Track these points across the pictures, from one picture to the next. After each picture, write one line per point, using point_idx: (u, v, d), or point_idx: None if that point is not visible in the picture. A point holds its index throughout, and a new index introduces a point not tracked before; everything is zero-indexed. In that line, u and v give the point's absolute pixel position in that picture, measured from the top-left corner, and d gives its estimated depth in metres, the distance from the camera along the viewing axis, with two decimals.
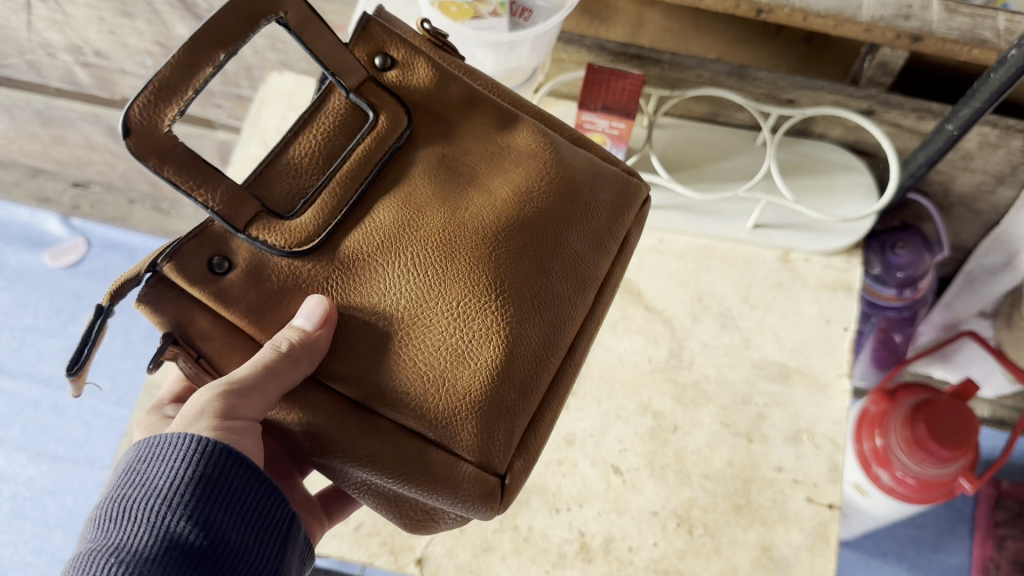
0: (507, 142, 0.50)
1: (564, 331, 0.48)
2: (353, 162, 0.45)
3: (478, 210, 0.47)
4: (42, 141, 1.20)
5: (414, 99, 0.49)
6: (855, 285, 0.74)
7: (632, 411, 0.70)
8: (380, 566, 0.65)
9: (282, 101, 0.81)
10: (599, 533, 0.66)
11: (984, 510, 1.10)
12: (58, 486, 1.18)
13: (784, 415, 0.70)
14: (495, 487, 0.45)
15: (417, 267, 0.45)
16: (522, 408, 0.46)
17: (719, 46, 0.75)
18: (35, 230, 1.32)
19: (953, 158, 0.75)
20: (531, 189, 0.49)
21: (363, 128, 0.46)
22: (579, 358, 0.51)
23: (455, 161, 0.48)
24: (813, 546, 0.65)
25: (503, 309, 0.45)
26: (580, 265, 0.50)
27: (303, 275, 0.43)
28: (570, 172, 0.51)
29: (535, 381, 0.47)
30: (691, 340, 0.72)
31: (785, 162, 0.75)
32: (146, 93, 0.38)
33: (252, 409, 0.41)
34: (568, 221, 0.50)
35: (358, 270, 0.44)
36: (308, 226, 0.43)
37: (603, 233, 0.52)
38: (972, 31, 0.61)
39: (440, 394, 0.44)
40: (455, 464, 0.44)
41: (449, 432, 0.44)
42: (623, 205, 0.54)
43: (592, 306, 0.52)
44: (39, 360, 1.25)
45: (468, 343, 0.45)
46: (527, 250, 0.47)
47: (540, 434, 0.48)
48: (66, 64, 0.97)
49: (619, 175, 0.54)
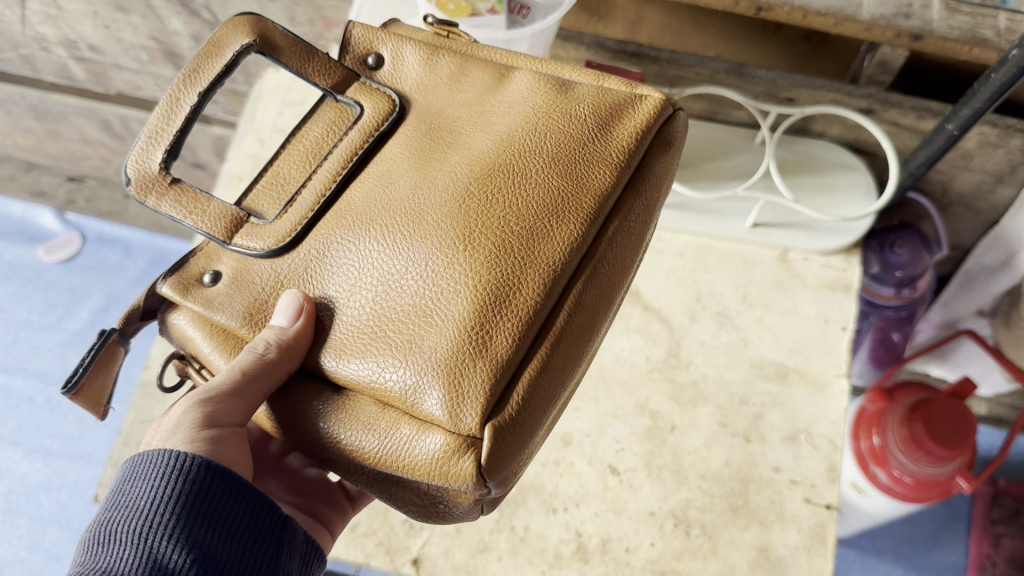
0: (496, 98, 0.48)
1: (556, 272, 0.43)
2: (341, 160, 0.48)
3: (452, 169, 0.46)
4: (36, 136, 1.19)
5: (406, 88, 0.50)
6: (853, 284, 0.73)
7: (630, 411, 0.70)
8: (376, 566, 0.65)
9: (278, 98, 0.80)
10: (596, 534, 0.65)
11: (981, 508, 1.10)
12: (53, 482, 1.17)
13: (782, 415, 0.69)
14: (473, 450, 0.40)
15: (387, 237, 0.45)
16: (504, 362, 0.41)
17: (719, 44, 0.75)
18: (29, 225, 1.31)
19: (952, 157, 0.75)
20: (510, 138, 0.46)
21: (351, 123, 0.49)
22: (589, 306, 0.44)
23: (437, 131, 0.48)
24: (811, 547, 0.65)
25: (470, 261, 0.43)
26: (575, 199, 0.44)
27: (285, 271, 0.46)
28: (564, 111, 0.47)
29: (517, 331, 0.42)
30: (689, 340, 0.72)
31: (785, 161, 0.75)
32: (140, 142, 0.47)
33: (233, 415, 0.44)
34: (555, 162, 0.45)
35: (334, 253, 0.45)
36: (289, 226, 0.46)
37: (608, 160, 0.46)
38: (972, 30, 0.60)
39: (407, 357, 0.42)
40: (427, 432, 0.41)
41: (421, 397, 0.41)
42: (639, 127, 0.47)
43: (601, 247, 0.45)
44: (33, 355, 1.25)
45: (435, 301, 0.42)
46: (503, 196, 0.44)
47: (539, 392, 0.42)
48: (61, 59, 0.96)
49: (634, 96, 0.48)
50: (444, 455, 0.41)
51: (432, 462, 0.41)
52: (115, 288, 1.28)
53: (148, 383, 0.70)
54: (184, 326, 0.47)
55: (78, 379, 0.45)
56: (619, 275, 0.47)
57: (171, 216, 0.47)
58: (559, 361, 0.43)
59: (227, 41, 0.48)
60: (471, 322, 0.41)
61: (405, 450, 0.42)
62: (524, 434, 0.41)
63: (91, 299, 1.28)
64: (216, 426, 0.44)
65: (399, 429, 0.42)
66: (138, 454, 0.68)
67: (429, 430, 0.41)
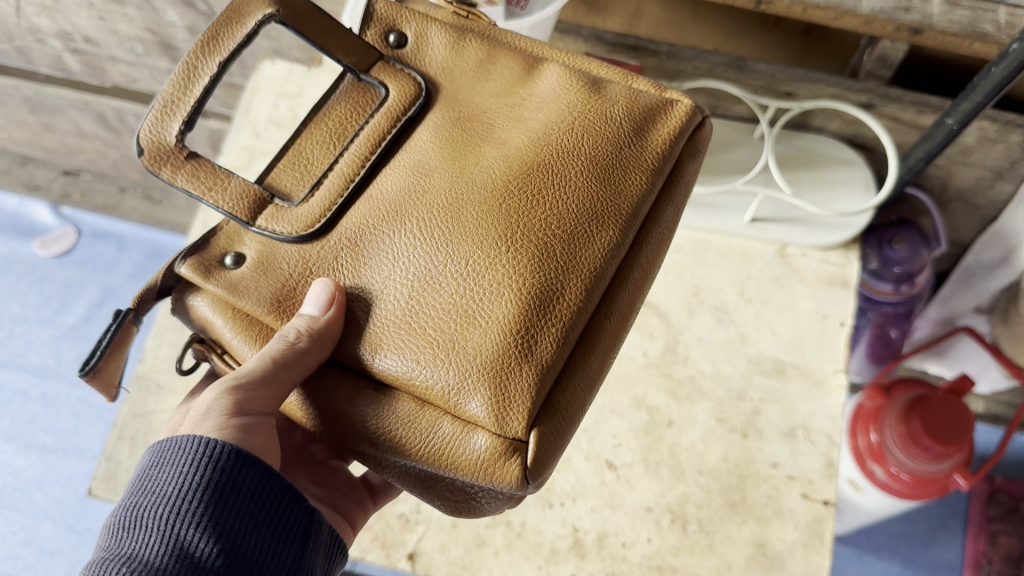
0: (527, 96, 0.49)
1: (597, 277, 0.44)
2: (368, 145, 0.47)
3: (489, 166, 0.46)
4: (31, 129, 1.18)
5: (432, 72, 0.50)
6: (851, 279, 0.73)
7: (627, 406, 0.69)
8: (371, 561, 0.65)
9: (274, 90, 0.80)
10: (593, 529, 0.65)
11: (978, 506, 1.10)
12: (47, 477, 1.17)
13: (779, 410, 0.69)
14: (519, 453, 0.41)
15: (425, 231, 0.45)
16: (549, 365, 0.42)
17: (719, 37, 0.74)
18: (24, 218, 1.31)
19: (951, 153, 0.74)
20: (547, 138, 0.47)
21: (377, 104, 0.48)
22: (623, 311, 0.46)
23: (466, 124, 0.48)
24: (809, 543, 0.65)
25: (514, 261, 0.43)
26: (613, 205, 0.46)
27: (312, 258, 0.45)
28: (598, 113, 0.48)
29: (562, 334, 0.43)
30: (687, 335, 0.72)
31: (784, 156, 0.75)
32: (154, 112, 0.45)
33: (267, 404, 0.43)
34: (594, 165, 0.46)
35: (367, 244, 0.45)
36: (318, 209, 0.45)
37: (641, 167, 0.47)
38: (973, 24, 0.60)
39: (450, 356, 0.42)
40: (470, 433, 0.42)
41: (464, 398, 0.42)
42: (670, 134, 0.49)
43: (634, 252, 0.47)
44: (28, 349, 1.24)
45: (478, 300, 0.43)
46: (544, 196, 0.45)
47: (577, 395, 0.43)
48: (55, 50, 0.95)
49: (663, 102, 0.49)
50: (490, 456, 0.41)
51: (476, 461, 0.42)
52: (111, 282, 1.27)
53: (142, 376, 0.70)
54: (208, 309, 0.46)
55: (95, 362, 0.44)
56: (648, 277, 0.49)
57: (187, 191, 0.45)
58: (594, 364, 0.44)
59: (247, 9, 0.46)
60: (518, 323, 0.42)
61: (447, 450, 0.42)
62: (563, 434, 0.43)
63: (86, 294, 1.27)
64: (247, 414, 0.43)
65: (439, 427, 0.42)
66: (133, 448, 0.67)
67: (473, 431, 0.42)
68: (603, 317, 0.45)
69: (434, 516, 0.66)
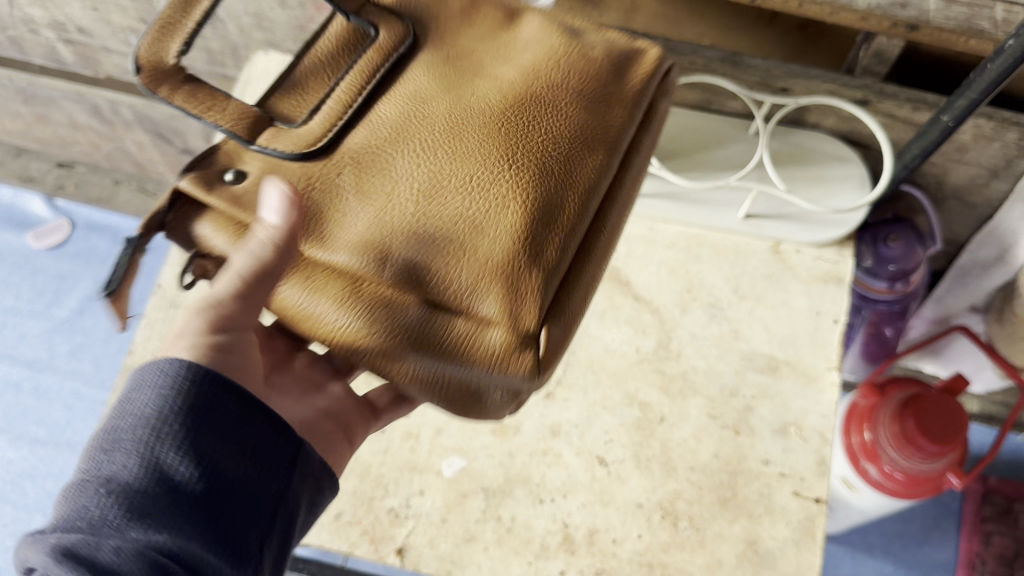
0: (511, 40, 0.53)
1: (592, 191, 0.49)
2: (361, 76, 0.50)
3: (486, 97, 0.50)
4: (25, 120, 1.18)
5: (416, 13, 0.53)
6: (846, 276, 0.73)
7: (619, 402, 0.69)
8: (360, 555, 0.64)
9: (267, 81, 0.79)
10: (583, 525, 0.65)
11: (972, 506, 1.10)
12: (39, 470, 1.16)
13: (772, 407, 0.69)
14: (530, 347, 0.45)
15: (431, 153, 0.48)
16: (552, 268, 0.46)
17: (715, 32, 0.74)
18: (18, 210, 1.31)
19: (947, 150, 0.74)
20: (539, 72, 0.51)
21: (364, 44, 0.51)
22: (613, 228, 0.51)
23: (458, 60, 0.52)
24: (800, 541, 0.64)
25: (518, 178, 0.47)
26: (601, 131, 0.50)
27: (317, 173, 0.47)
28: (581, 53, 0.53)
29: (562, 241, 0.47)
30: (680, 331, 0.71)
31: (779, 152, 0.74)
32: (152, 30, 0.46)
33: (250, 322, 0.45)
34: (581, 97, 0.51)
35: (372, 163, 0.48)
36: (318, 130, 0.48)
37: (622, 101, 0.52)
38: (969, 20, 0.60)
39: (461, 262, 0.46)
40: (483, 331, 0.45)
41: (476, 299, 0.46)
42: (644, 75, 0.54)
43: (618, 181, 0.52)
44: (21, 342, 1.24)
45: (485, 213, 0.46)
46: (541, 122, 0.49)
47: (577, 299, 0.48)
48: (49, 41, 0.95)
49: (636, 48, 0.55)
50: (503, 349, 0.45)
51: (488, 355, 0.45)
52: (104, 275, 1.27)
53: (131, 368, 0.70)
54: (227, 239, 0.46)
55: (118, 283, 0.45)
56: (629, 205, 0.53)
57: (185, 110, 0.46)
58: (588, 274, 0.49)
59: None
60: (524, 235, 0.46)
61: (460, 348, 0.45)
62: (563, 335, 0.48)
63: (80, 286, 1.27)
64: (225, 330, 0.44)
65: (452, 326, 0.46)
66: None
67: (485, 329, 0.45)
68: (596, 231, 0.50)
69: (424, 511, 0.65)
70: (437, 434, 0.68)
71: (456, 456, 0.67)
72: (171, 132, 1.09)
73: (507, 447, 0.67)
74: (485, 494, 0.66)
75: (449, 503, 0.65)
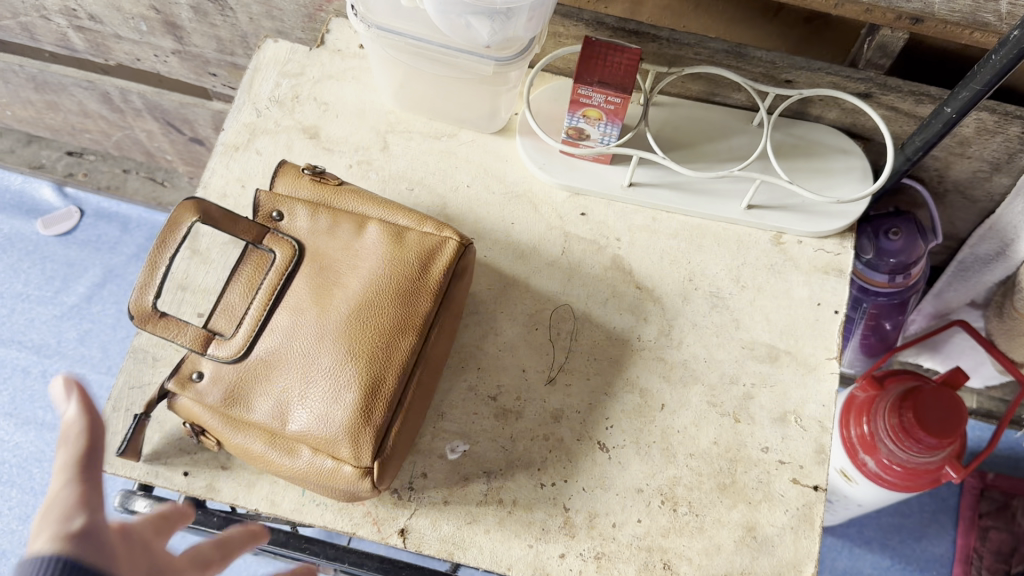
0: (358, 248, 0.63)
1: (406, 369, 0.60)
2: (265, 299, 0.62)
3: (336, 305, 0.61)
4: (35, 108, 1.18)
5: (308, 237, 0.64)
6: (847, 268, 0.74)
7: (620, 388, 0.70)
8: (363, 536, 0.65)
9: (276, 69, 0.80)
10: (583, 509, 0.65)
11: (969, 501, 1.11)
12: (46, 454, 1.17)
13: (771, 395, 0.69)
14: (371, 473, 0.59)
15: (298, 351, 0.60)
16: (383, 420, 0.59)
17: (719, 26, 0.75)
18: (28, 197, 1.32)
19: (949, 144, 0.75)
20: (373, 285, 0.61)
21: (271, 266, 0.63)
22: (430, 361, 0.62)
23: (320, 271, 0.63)
24: (798, 527, 0.65)
25: (353, 359, 0.59)
26: (415, 320, 0.61)
27: (239, 379, 0.61)
28: (405, 262, 0.62)
29: (388, 411, 0.59)
30: (681, 320, 0.72)
31: (782, 144, 0.75)
32: None
33: (103, 522, 0.42)
34: (399, 297, 0.61)
35: (260, 370, 0.61)
36: (246, 335, 0.61)
37: (434, 299, 0.62)
38: (973, 13, 0.60)
39: (322, 422, 0.58)
40: (341, 467, 0.59)
41: (335, 446, 0.58)
42: (445, 268, 0.63)
43: (435, 331, 0.62)
44: (29, 327, 1.25)
45: (334, 383, 0.59)
46: (369, 317, 0.60)
47: (403, 428, 0.60)
48: (60, 27, 0.96)
49: (439, 241, 0.63)
50: (351, 479, 0.59)
51: (333, 474, 0.59)
52: (113, 263, 1.29)
53: (138, 348, 0.70)
54: (188, 406, 0.62)
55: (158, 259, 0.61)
56: (442, 344, 0.64)
57: None
58: (412, 413, 0.61)
59: None
60: (360, 393, 0.58)
61: (328, 479, 0.60)
62: (399, 452, 0.61)
63: (88, 273, 1.29)
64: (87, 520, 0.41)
65: (324, 464, 0.59)
66: (127, 419, 0.68)
67: (343, 465, 0.59)
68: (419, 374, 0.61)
69: (425, 494, 0.66)
70: (441, 418, 0.68)
71: (459, 440, 0.68)
72: (180, 121, 1.10)
73: (509, 431, 0.68)
74: (487, 478, 0.66)
75: (451, 486, 0.66)
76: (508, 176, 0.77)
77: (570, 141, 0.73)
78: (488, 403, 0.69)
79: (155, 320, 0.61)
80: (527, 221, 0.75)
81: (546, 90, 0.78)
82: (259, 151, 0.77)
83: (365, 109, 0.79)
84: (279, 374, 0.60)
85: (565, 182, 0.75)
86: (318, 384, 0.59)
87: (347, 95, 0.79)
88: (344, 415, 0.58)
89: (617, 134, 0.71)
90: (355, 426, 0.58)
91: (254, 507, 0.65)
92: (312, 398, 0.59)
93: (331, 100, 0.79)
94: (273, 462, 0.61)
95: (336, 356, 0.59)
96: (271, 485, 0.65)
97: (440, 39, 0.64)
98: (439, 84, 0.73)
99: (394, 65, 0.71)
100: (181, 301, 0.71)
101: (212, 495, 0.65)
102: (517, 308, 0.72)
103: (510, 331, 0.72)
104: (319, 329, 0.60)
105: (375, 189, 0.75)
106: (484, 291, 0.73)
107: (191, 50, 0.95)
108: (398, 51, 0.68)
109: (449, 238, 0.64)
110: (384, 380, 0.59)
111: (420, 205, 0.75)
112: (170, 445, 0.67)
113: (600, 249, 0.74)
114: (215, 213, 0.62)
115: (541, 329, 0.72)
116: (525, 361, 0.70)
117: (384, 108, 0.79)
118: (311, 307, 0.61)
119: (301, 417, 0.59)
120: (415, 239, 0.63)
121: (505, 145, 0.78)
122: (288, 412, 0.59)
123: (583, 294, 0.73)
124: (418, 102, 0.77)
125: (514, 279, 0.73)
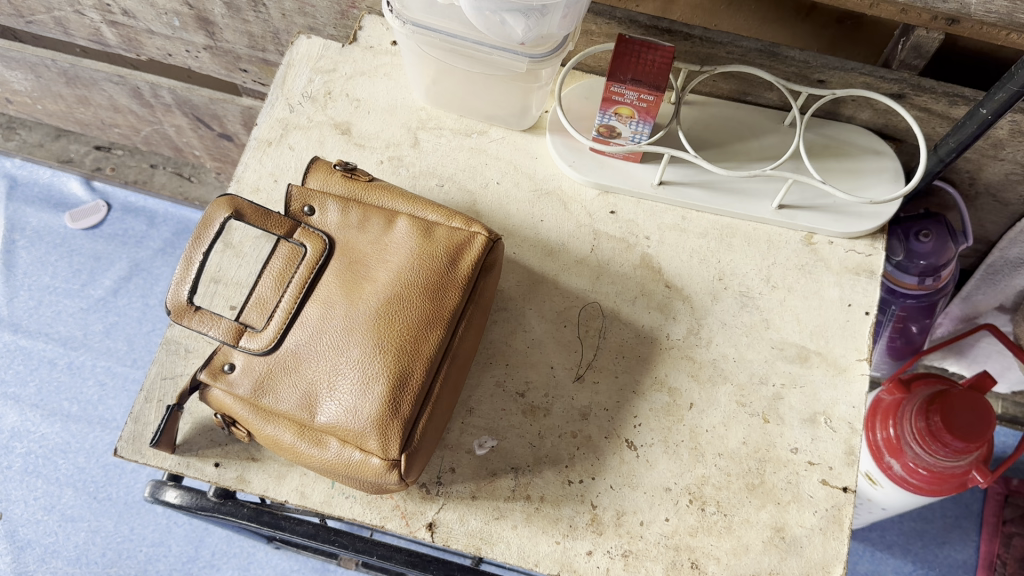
0: (388, 243, 0.64)
1: (436, 365, 0.60)
2: (297, 291, 0.62)
3: (367, 299, 0.61)
4: (66, 102, 1.19)
5: (339, 234, 0.64)
6: (877, 269, 0.74)
7: (649, 386, 0.70)
8: (391, 529, 0.65)
9: (308, 65, 0.81)
10: (611, 507, 0.65)
11: (993, 507, 1.11)
12: (71, 445, 1.18)
13: (801, 396, 0.69)
14: (399, 466, 0.59)
15: (331, 342, 0.60)
16: (412, 414, 0.59)
17: (752, 27, 0.76)
18: (57, 191, 1.36)
19: (982, 146, 0.74)
20: (401, 280, 0.61)
21: (302, 260, 0.63)
22: (460, 358, 0.62)
23: (351, 266, 0.63)
24: (827, 529, 0.65)
25: (384, 353, 0.59)
26: (442, 316, 0.61)
27: (270, 368, 0.61)
28: (432, 259, 0.62)
29: (417, 406, 0.59)
30: (711, 319, 0.72)
31: (814, 144, 0.75)
32: None
33: None
34: (428, 291, 0.61)
35: (290, 360, 0.61)
36: (275, 332, 0.61)
37: (462, 293, 0.62)
38: (1011, 14, 0.59)
39: (353, 414, 0.59)
40: (369, 460, 0.59)
41: (363, 440, 0.59)
42: (473, 263, 0.63)
43: (465, 327, 0.62)
44: (56, 320, 1.27)
45: (364, 376, 0.59)
46: (398, 309, 0.60)
47: (434, 422, 0.60)
48: (93, 22, 0.97)
49: (469, 236, 0.64)
50: (377, 471, 0.59)
51: (362, 468, 0.59)
52: (139, 257, 1.32)
53: (171, 340, 0.71)
54: (220, 397, 0.62)
55: (196, 245, 0.62)
56: (472, 341, 0.64)
57: None
58: (442, 406, 0.61)
59: None
60: (390, 385, 0.58)
61: (357, 471, 0.60)
62: (428, 444, 0.61)
63: (114, 267, 1.31)
64: None
65: (352, 456, 0.59)
66: (160, 410, 0.68)
67: (370, 458, 0.59)
68: (449, 370, 0.61)
69: (453, 489, 0.66)
70: (468, 414, 0.68)
71: (487, 436, 0.68)
72: (210, 117, 1.11)
73: (537, 428, 0.68)
74: (515, 474, 0.66)
75: (478, 480, 0.66)
76: (537, 173, 0.77)
77: (601, 140, 0.73)
78: (516, 400, 0.69)
79: (189, 315, 0.62)
80: (556, 219, 0.75)
81: (577, 88, 0.78)
82: (291, 147, 0.77)
83: (397, 105, 0.79)
84: (308, 365, 0.60)
85: (595, 179, 0.75)
86: (348, 376, 0.59)
87: (379, 92, 0.80)
88: (373, 407, 0.58)
89: (649, 132, 0.71)
90: (382, 418, 0.58)
91: (284, 498, 0.65)
92: (342, 390, 0.59)
93: (362, 97, 0.80)
94: (300, 454, 0.61)
95: (364, 349, 0.59)
96: (302, 478, 0.66)
97: (475, 35, 0.64)
98: (470, 81, 0.73)
99: (427, 61, 0.71)
100: (214, 293, 0.72)
101: (243, 486, 0.66)
102: (545, 304, 0.73)
103: (538, 327, 0.72)
104: (348, 321, 0.61)
105: (406, 185, 0.76)
106: (513, 288, 0.73)
107: (222, 45, 0.96)
108: (432, 47, 0.68)
109: (478, 232, 0.64)
110: (411, 374, 0.59)
111: (450, 201, 0.75)
112: (201, 436, 0.67)
113: (630, 247, 0.74)
114: (246, 209, 0.63)
115: (570, 326, 0.72)
116: (553, 358, 0.71)
117: (415, 104, 0.79)
118: (341, 300, 0.61)
119: (330, 409, 0.59)
120: (445, 234, 0.64)
121: (536, 142, 0.79)
122: (315, 404, 0.60)
123: (611, 291, 0.73)
124: (449, 100, 0.78)
125: (543, 277, 0.73)
